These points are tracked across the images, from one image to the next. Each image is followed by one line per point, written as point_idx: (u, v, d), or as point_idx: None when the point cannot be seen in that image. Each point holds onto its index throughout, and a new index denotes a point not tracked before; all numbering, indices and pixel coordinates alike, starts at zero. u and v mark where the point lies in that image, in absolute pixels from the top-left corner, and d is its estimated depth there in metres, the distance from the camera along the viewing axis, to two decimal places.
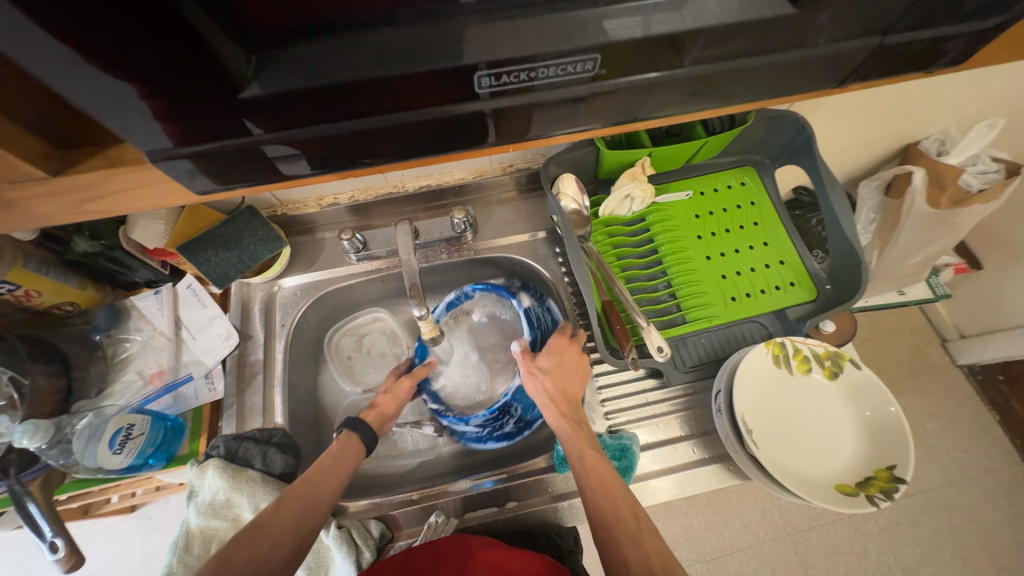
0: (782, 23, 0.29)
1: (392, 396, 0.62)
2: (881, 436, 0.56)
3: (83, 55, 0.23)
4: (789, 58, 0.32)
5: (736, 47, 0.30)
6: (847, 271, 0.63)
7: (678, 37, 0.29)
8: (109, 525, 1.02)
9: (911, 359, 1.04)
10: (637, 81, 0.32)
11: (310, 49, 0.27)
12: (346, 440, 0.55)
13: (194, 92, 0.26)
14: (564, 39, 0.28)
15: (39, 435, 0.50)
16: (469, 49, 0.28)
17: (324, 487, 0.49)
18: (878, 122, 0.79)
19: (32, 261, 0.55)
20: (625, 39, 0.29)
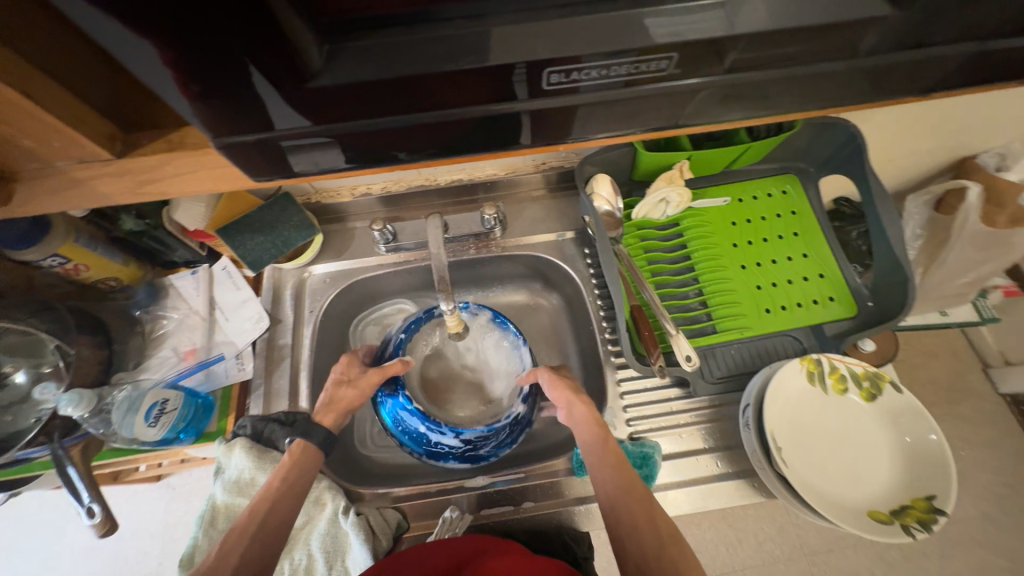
0: (878, 25, 0.27)
1: (357, 391, 0.58)
2: (921, 464, 0.53)
3: (157, 36, 0.22)
4: (873, 64, 0.29)
5: (825, 49, 0.28)
6: (892, 288, 0.61)
7: (758, 39, 0.27)
8: (137, 492, 1.07)
9: (948, 383, 0.99)
10: (712, 82, 0.30)
11: (382, 40, 0.25)
12: (299, 449, 0.54)
13: (253, 82, 0.25)
14: (644, 35, 0.26)
15: (83, 403, 0.52)
16: (542, 44, 0.26)
17: (272, 517, 0.49)
18: (934, 133, 0.75)
19: (83, 236, 0.58)
20: (708, 37, 0.26)
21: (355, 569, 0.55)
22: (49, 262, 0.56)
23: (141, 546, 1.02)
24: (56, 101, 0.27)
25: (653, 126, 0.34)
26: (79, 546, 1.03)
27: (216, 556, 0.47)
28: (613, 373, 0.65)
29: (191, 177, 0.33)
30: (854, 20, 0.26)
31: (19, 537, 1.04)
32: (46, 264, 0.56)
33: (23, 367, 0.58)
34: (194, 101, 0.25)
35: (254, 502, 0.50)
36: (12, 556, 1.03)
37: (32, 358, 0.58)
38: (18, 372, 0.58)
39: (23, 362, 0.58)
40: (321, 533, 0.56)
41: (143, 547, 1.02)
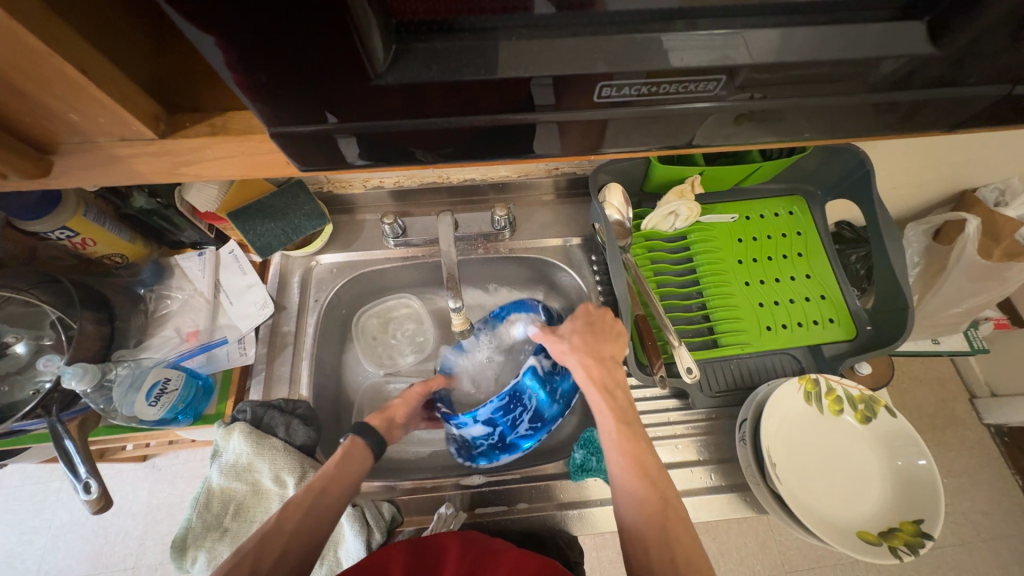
0: (919, 60, 0.27)
1: (403, 401, 0.63)
2: (911, 488, 0.55)
3: (238, 22, 0.22)
4: (908, 98, 0.30)
5: (868, 81, 0.29)
6: (891, 314, 0.62)
7: (805, 67, 0.27)
8: (121, 471, 1.06)
9: (935, 411, 1.00)
10: (760, 106, 0.30)
11: (449, 45, 0.26)
12: (351, 445, 0.54)
13: (321, 74, 0.25)
14: (704, 55, 0.27)
15: (87, 378, 0.52)
16: (603, 59, 0.26)
17: (326, 502, 0.49)
18: (941, 165, 0.77)
19: (92, 210, 0.57)
20: (764, 63, 0.27)
21: (347, 560, 0.55)
22: (57, 235, 0.56)
23: (122, 525, 1.02)
24: (108, 78, 0.27)
25: (683, 144, 0.34)
26: (58, 522, 1.02)
27: (272, 526, 0.46)
28: None
29: (230, 162, 0.33)
30: (898, 54, 0.27)
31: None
32: (54, 236, 0.56)
33: (24, 338, 0.58)
34: (258, 87, 0.26)
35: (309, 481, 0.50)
36: None
37: (33, 330, 0.58)
38: (19, 343, 0.57)
39: (25, 333, 0.58)
40: None
41: (124, 526, 1.01)
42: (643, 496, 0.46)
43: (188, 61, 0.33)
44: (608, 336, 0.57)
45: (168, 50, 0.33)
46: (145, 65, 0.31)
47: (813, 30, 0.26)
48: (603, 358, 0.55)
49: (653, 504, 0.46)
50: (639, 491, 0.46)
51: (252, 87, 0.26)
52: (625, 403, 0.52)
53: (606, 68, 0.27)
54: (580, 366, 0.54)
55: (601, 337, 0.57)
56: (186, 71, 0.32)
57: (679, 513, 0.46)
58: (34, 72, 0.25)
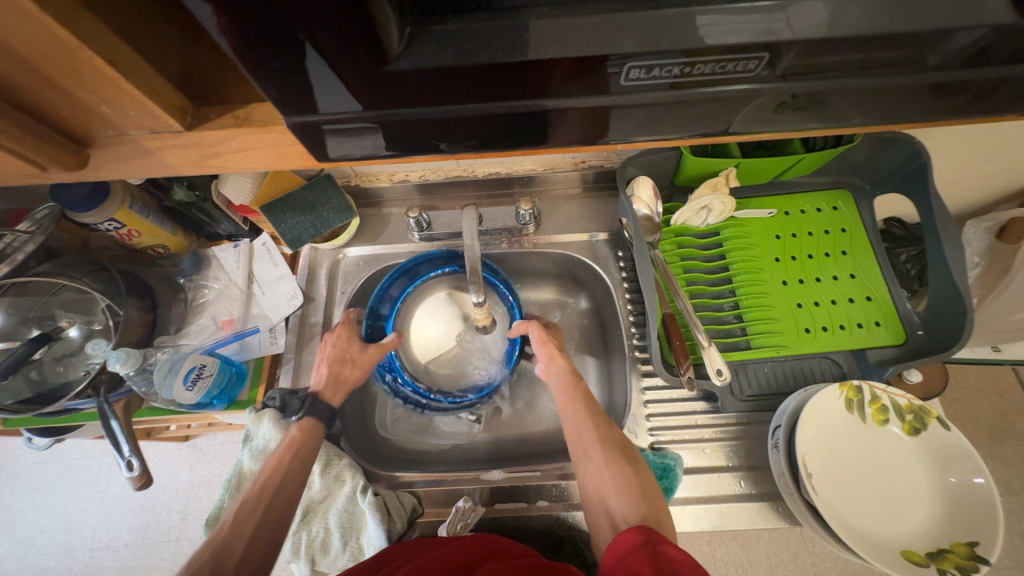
0: (997, 31, 0.24)
1: (358, 366, 0.60)
2: (966, 507, 0.50)
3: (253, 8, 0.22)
4: (980, 76, 0.27)
5: (928, 58, 0.26)
6: (947, 317, 0.57)
7: (855, 44, 0.25)
8: (165, 450, 1.12)
9: (993, 423, 0.93)
10: (805, 87, 0.28)
11: (464, 26, 0.25)
12: (308, 426, 0.54)
13: (337, 62, 0.25)
14: (736, 33, 0.25)
15: (130, 362, 0.55)
16: (628, 37, 0.25)
17: (283, 494, 0.49)
18: (1009, 155, 0.70)
19: (137, 203, 0.60)
20: (804, 38, 0.25)
21: (368, 547, 0.56)
22: (106, 226, 0.59)
23: (165, 500, 1.08)
24: (138, 72, 0.27)
25: (720, 131, 0.32)
26: (110, 494, 1.09)
27: (229, 531, 0.46)
28: (638, 380, 0.64)
29: (255, 153, 0.33)
30: (973, 26, 0.24)
31: (59, 481, 1.11)
32: (103, 227, 0.59)
33: (77, 323, 0.61)
34: (275, 78, 0.26)
35: (262, 477, 0.50)
36: (50, 498, 1.10)
37: (85, 315, 0.61)
38: (72, 327, 0.60)
39: (77, 318, 0.61)
40: (339, 510, 0.58)
41: (167, 501, 1.08)
42: (611, 461, 0.50)
43: (216, 55, 0.33)
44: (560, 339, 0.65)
45: (197, 44, 0.33)
46: (175, 59, 0.32)
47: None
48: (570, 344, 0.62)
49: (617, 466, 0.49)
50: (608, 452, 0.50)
51: (271, 77, 0.26)
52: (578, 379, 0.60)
53: (631, 49, 0.25)
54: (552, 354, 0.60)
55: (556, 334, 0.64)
56: (215, 64, 0.33)
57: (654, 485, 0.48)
58: (70, 67, 0.26)
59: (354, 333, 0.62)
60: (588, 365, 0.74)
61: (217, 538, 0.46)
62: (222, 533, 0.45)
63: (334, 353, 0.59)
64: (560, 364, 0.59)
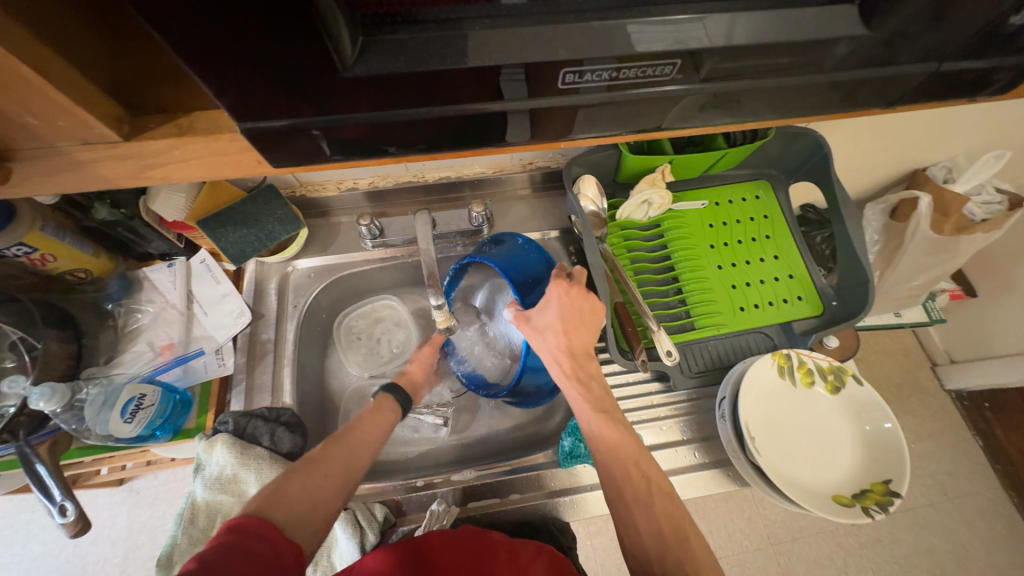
0: (861, 41, 0.29)
1: (417, 362, 0.65)
2: (880, 451, 0.58)
3: (198, 16, 0.22)
4: (856, 77, 0.32)
5: (814, 63, 0.30)
6: (854, 288, 0.65)
7: (756, 51, 0.29)
8: (97, 497, 1.01)
9: (899, 380, 1.06)
10: (721, 88, 0.31)
11: (415, 35, 0.26)
12: (382, 399, 0.57)
13: (287, 68, 0.25)
14: (658, 42, 0.28)
15: (55, 398, 0.50)
16: (565, 46, 0.27)
17: (369, 432, 0.52)
18: (892, 145, 0.81)
19: (50, 225, 0.55)
20: (717, 45, 0.28)
21: (342, 562, 0.55)
22: (14, 251, 0.53)
23: (101, 553, 0.98)
24: (69, 81, 0.26)
25: (651, 128, 0.35)
26: (31, 556, 0.97)
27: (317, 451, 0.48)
28: None
29: (200, 163, 0.32)
30: (844, 36, 0.28)
31: None
32: (10, 253, 0.53)
33: None
34: (221, 85, 0.25)
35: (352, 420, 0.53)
36: None
37: None
38: None
39: None
40: None
41: (103, 554, 0.98)
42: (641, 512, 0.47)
43: (149, 62, 0.32)
44: (583, 328, 0.56)
45: (128, 51, 0.32)
46: (105, 68, 0.30)
47: (760, 14, 0.28)
48: (576, 349, 0.55)
49: (660, 538, 0.45)
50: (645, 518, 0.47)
51: (217, 84, 0.25)
52: (606, 400, 0.53)
53: (568, 56, 0.27)
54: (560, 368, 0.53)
55: (577, 330, 0.55)
56: (148, 72, 0.32)
57: (687, 535, 0.46)
58: None
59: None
60: None
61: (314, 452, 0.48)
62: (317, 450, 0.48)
63: None
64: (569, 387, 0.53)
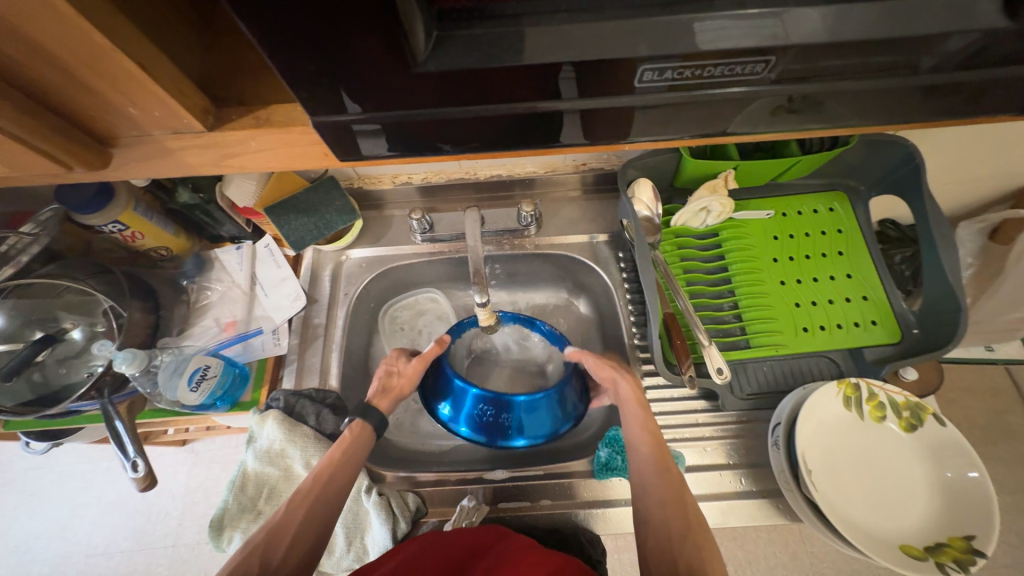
0: (985, 36, 0.25)
1: (406, 378, 0.61)
2: (962, 502, 0.51)
3: (285, 12, 0.22)
4: (975, 78, 0.28)
5: (928, 61, 0.27)
6: (941, 316, 0.58)
7: (858, 48, 0.26)
8: (163, 454, 1.11)
9: (987, 424, 0.94)
10: (813, 88, 0.29)
11: (489, 30, 0.26)
12: (358, 429, 0.55)
13: (362, 63, 0.25)
14: (747, 36, 0.26)
15: (135, 362, 0.55)
16: (641, 41, 0.26)
17: (334, 484, 0.50)
18: (999, 159, 0.72)
19: (141, 206, 0.60)
20: (812, 42, 0.26)
21: (374, 546, 0.56)
22: (110, 228, 0.59)
23: (163, 505, 1.07)
24: (166, 74, 0.28)
25: (723, 131, 0.33)
26: (107, 499, 1.08)
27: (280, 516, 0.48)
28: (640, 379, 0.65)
29: (272, 153, 0.34)
30: (967, 30, 0.25)
31: (53, 486, 1.10)
32: (107, 229, 0.60)
33: (80, 325, 0.60)
34: (302, 78, 0.26)
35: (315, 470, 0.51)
36: (46, 503, 1.09)
37: (87, 317, 0.60)
38: (76, 329, 0.60)
39: (81, 319, 0.60)
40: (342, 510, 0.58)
41: (164, 506, 1.07)
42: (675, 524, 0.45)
43: (234, 57, 0.34)
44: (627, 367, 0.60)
45: (218, 47, 0.34)
46: (197, 64, 0.33)
47: (869, 6, 0.25)
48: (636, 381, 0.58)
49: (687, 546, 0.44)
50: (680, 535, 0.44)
51: (298, 78, 0.26)
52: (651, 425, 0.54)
53: (646, 52, 0.26)
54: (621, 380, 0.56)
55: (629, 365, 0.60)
56: (234, 68, 0.34)
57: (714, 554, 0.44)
58: (99, 67, 0.26)
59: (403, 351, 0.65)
60: (589, 341, 0.76)
61: (272, 522, 0.47)
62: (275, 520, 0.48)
63: (382, 366, 0.62)
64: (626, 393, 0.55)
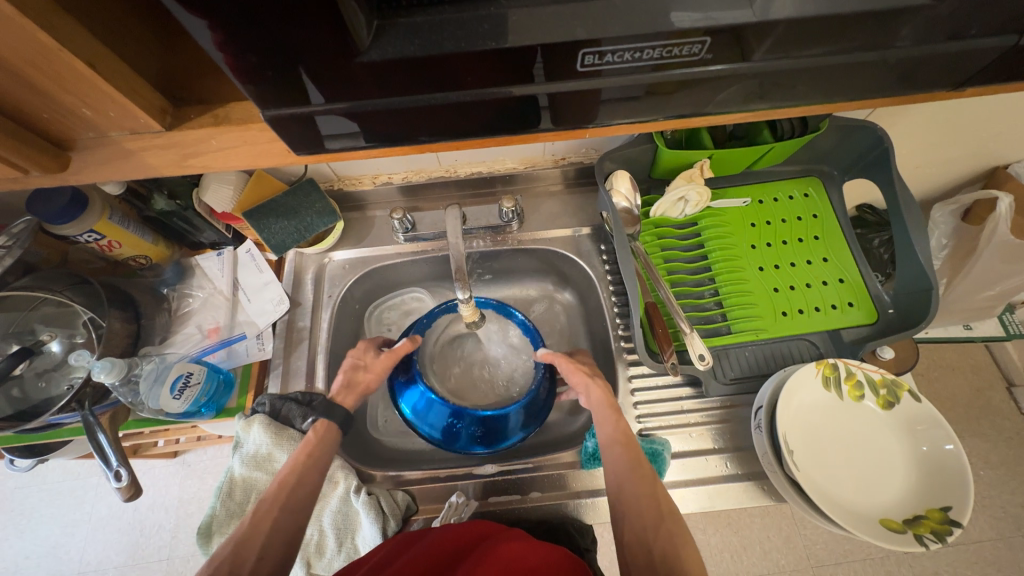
0: (920, 13, 0.26)
1: (372, 373, 0.61)
2: (939, 474, 0.52)
3: (222, 7, 0.22)
4: (917, 54, 0.29)
5: (868, 37, 0.28)
6: (915, 295, 0.59)
7: (796, 27, 0.27)
8: (153, 467, 1.10)
9: (968, 401, 0.96)
10: (759, 68, 0.29)
11: (429, 18, 0.26)
12: (322, 428, 0.56)
13: (305, 54, 0.25)
14: (685, 19, 0.26)
15: (115, 371, 0.54)
16: (583, 25, 0.26)
17: (301, 489, 0.51)
18: (966, 140, 0.73)
19: (116, 214, 0.60)
20: (747, 23, 0.26)
21: (365, 546, 0.56)
22: (85, 238, 0.58)
23: (156, 518, 1.06)
24: (118, 74, 0.28)
25: (683, 115, 0.34)
26: (98, 516, 1.07)
27: (246, 528, 0.47)
28: (625, 369, 0.66)
29: (235, 152, 0.34)
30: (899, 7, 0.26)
31: (42, 505, 1.09)
32: (82, 239, 0.59)
33: (58, 337, 0.60)
34: (250, 73, 0.26)
35: (279, 476, 0.51)
36: (35, 522, 1.07)
37: (66, 329, 0.60)
38: (53, 342, 0.60)
39: (59, 332, 0.60)
40: (333, 511, 0.58)
41: (158, 519, 1.06)
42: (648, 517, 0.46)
43: (192, 57, 0.34)
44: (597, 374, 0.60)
45: (176, 47, 0.34)
46: (155, 65, 0.33)
47: None
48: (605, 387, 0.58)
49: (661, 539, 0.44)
50: (650, 521, 0.46)
51: (244, 73, 0.26)
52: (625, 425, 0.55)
53: (587, 36, 0.27)
54: (590, 383, 0.57)
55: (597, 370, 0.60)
56: (192, 67, 0.34)
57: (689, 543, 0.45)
58: (49, 69, 0.26)
59: (371, 344, 0.64)
60: (575, 335, 0.77)
61: (237, 535, 0.46)
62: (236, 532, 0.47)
63: (350, 361, 0.62)
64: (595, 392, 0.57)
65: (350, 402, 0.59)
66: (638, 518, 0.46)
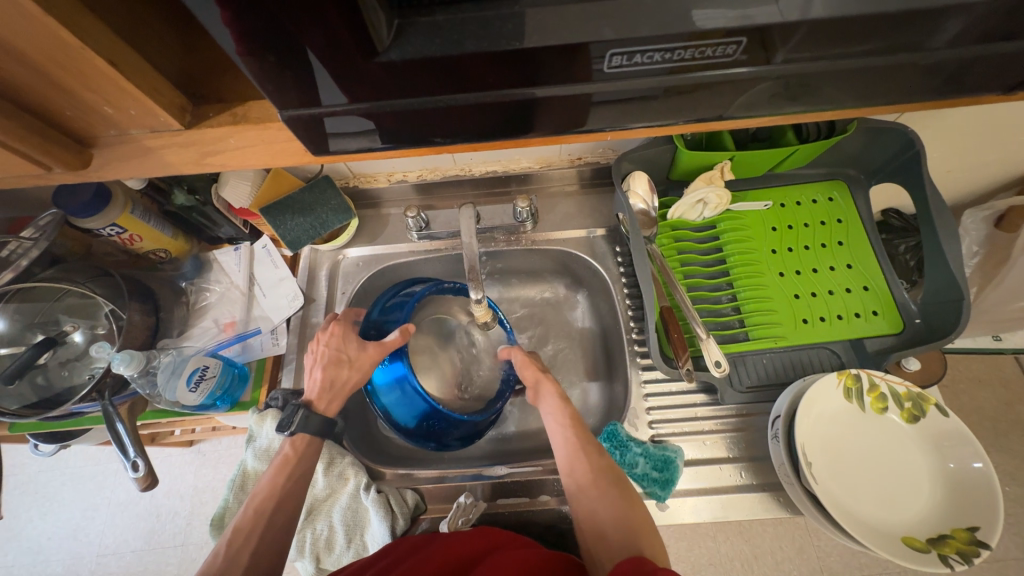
0: (969, 12, 0.25)
1: (357, 369, 0.58)
2: (965, 493, 0.50)
3: (243, 6, 0.22)
4: (961, 56, 0.27)
5: (909, 37, 0.26)
6: (944, 305, 0.57)
7: (833, 27, 0.25)
8: (170, 455, 1.13)
9: (996, 415, 0.93)
10: (792, 70, 0.28)
11: (450, 16, 0.25)
12: (298, 443, 0.55)
13: (325, 53, 0.25)
14: (715, 18, 0.25)
15: (134, 364, 0.55)
16: (609, 25, 0.26)
17: (278, 514, 0.51)
18: (1003, 144, 0.70)
19: (138, 208, 0.61)
20: (781, 22, 0.25)
21: (373, 543, 0.57)
22: (108, 231, 0.60)
23: (171, 505, 1.09)
24: (139, 72, 0.28)
25: (710, 117, 0.33)
26: (117, 501, 1.10)
27: (225, 557, 0.48)
28: (638, 373, 0.65)
29: (253, 150, 0.34)
30: (947, 5, 0.24)
31: (64, 488, 1.12)
32: (105, 233, 0.60)
33: (80, 328, 0.61)
34: (269, 72, 0.26)
35: (256, 500, 0.52)
36: (57, 504, 1.11)
37: (88, 320, 0.61)
38: (76, 332, 0.60)
39: (81, 322, 0.61)
40: (342, 507, 0.58)
41: (173, 506, 1.08)
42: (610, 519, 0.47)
43: (212, 55, 0.34)
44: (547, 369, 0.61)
45: (196, 46, 0.34)
46: (176, 63, 0.33)
47: None
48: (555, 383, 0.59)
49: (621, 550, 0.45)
50: (624, 545, 0.45)
51: (264, 72, 0.26)
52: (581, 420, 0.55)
53: (612, 35, 0.26)
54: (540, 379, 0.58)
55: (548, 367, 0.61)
56: (212, 65, 0.34)
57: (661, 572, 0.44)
58: (72, 67, 0.27)
59: (349, 331, 0.61)
60: (588, 337, 0.76)
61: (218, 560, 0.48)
62: (224, 543, 0.49)
63: (330, 354, 0.58)
64: (547, 388, 0.58)
65: (335, 406, 0.58)
66: (598, 517, 0.48)
